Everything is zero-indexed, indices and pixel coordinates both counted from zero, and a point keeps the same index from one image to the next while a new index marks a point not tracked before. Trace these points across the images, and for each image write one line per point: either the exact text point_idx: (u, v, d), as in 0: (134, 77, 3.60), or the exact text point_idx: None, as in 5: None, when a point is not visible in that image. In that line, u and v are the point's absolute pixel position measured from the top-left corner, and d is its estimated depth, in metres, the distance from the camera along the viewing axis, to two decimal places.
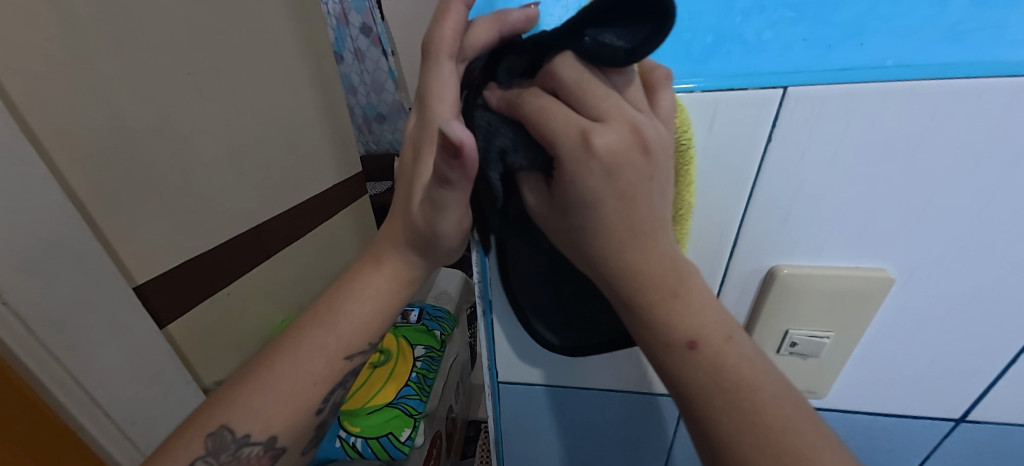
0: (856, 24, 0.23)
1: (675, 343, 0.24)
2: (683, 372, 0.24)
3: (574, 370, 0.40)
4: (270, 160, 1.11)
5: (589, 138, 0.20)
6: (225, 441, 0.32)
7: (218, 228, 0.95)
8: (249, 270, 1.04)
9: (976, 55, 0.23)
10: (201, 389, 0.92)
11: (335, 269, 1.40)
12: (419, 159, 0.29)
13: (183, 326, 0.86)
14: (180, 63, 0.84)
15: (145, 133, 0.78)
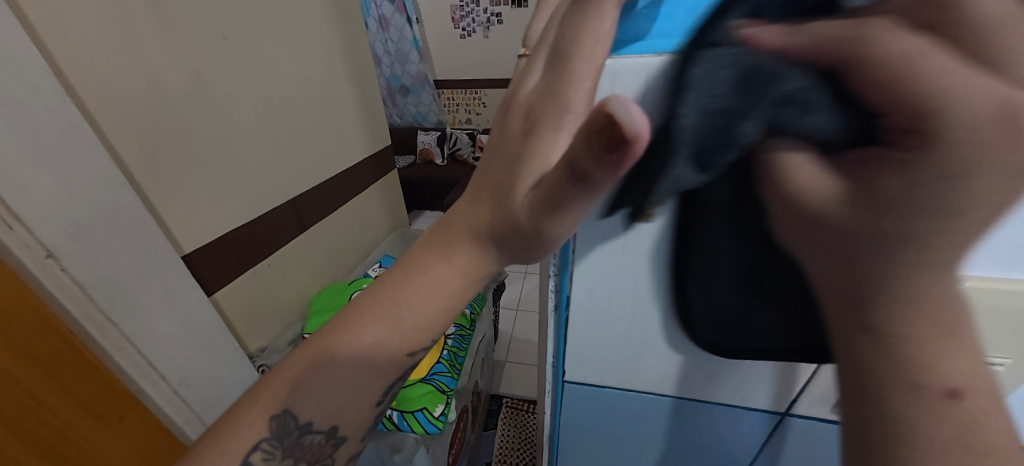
0: None
1: (930, 390, 0.18)
2: (926, 424, 0.18)
3: (659, 379, 0.38)
4: (304, 131, 1.09)
5: (1018, 119, 0.15)
6: (288, 425, 0.33)
7: (257, 200, 0.95)
8: (287, 243, 1.05)
9: None
10: (247, 356, 0.95)
11: (365, 243, 1.41)
12: (530, 135, 0.22)
13: (227, 294, 0.88)
14: (216, 26, 0.81)
15: (187, 102, 0.77)
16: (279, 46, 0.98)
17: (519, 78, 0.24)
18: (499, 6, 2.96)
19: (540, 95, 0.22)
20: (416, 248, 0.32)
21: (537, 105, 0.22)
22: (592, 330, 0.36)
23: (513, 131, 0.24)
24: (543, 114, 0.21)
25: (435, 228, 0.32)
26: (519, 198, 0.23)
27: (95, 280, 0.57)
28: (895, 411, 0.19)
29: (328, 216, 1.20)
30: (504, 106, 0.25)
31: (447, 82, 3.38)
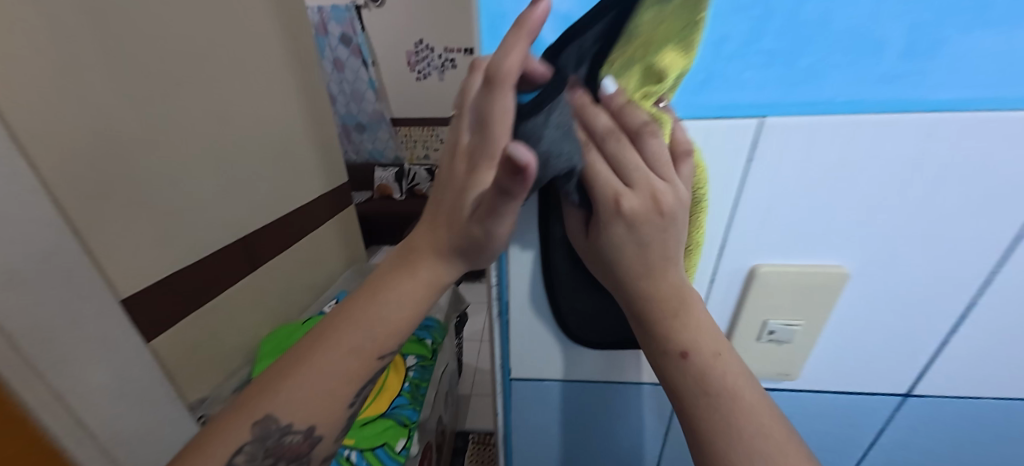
0: (921, 53, 0.22)
1: (669, 352, 0.27)
2: (680, 383, 0.26)
3: (596, 364, 0.41)
4: (258, 170, 1.10)
5: (618, 202, 0.25)
6: (269, 428, 0.36)
7: (205, 240, 0.94)
8: (236, 284, 1.03)
9: (994, 90, 0.23)
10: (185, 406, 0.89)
11: (320, 280, 1.39)
12: (475, 173, 0.29)
13: (168, 340, 0.84)
14: (170, 74, 0.84)
15: (135, 143, 0.78)
16: (234, 90, 1.01)
17: (455, 133, 0.30)
18: (453, 52, 3.16)
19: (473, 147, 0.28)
20: (384, 268, 0.37)
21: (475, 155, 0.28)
22: (529, 329, 0.39)
23: (457, 170, 0.30)
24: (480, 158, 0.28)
25: (399, 250, 0.37)
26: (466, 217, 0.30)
27: (29, 329, 0.54)
28: (667, 378, 0.27)
29: (280, 255, 1.19)
30: (449, 155, 0.31)
31: (404, 121, 3.48)
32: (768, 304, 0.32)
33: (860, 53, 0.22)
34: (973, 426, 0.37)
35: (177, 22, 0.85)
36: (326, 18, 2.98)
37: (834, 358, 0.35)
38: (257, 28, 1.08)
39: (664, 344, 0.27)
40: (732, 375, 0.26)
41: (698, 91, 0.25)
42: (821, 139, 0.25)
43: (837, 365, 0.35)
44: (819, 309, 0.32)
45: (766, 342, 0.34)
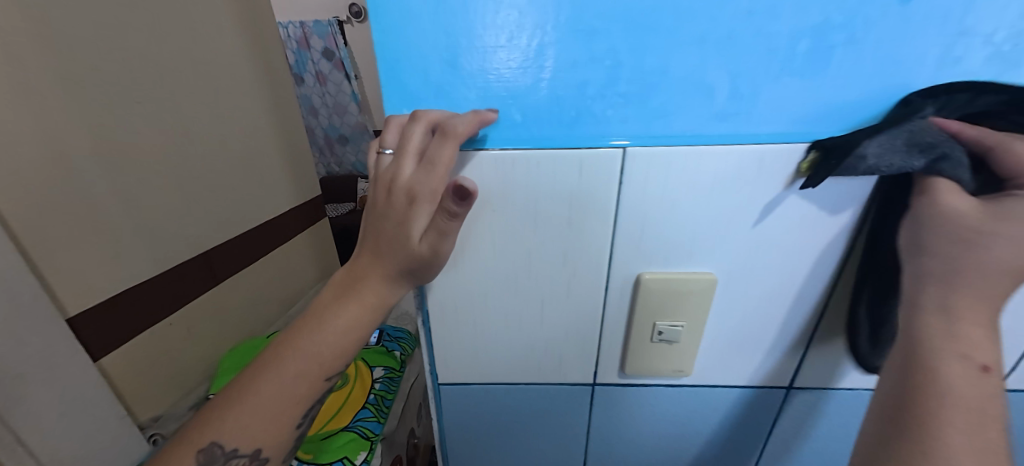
0: (747, 96, 0.29)
1: (972, 361, 0.22)
2: (938, 386, 0.21)
3: (529, 369, 0.44)
4: (224, 187, 1.12)
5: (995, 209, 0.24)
6: (214, 456, 0.37)
7: (161, 256, 0.95)
8: (195, 300, 1.02)
9: (833, 116, 0.29)
10: (137, 425, 0.88)
11: (291, 295, 1.39)
12: (412, 205, 0.31)
13: (118, 358, 0.84)
14: (126, 96, 0.86)
15: (88, 164, 0.80)
16: (199, 109, 1.04)
17: (393, 170, 0.31)
18: None
19: (416, 181, 0.30)
20: (327, 297, 0.38)
21: (414, 190, 0.30)
22: (448, 342, 0.42)
23: (388, 201, 0.31)
24: (419, 187, 0.30)
25: (341, 280, 0.38)
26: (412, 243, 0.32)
27: None
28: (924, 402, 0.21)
29: (245, 270, 1.18)
30: (382, 190, 0.32)
31: None
32: (652, 309, 0.38)
33: (699, 90, 0.29)
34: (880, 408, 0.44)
35: (135, 47, 0.88)
36: (308, 32, 3.02)
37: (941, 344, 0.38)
38: (222, 49, 1.10)
39: (948, 388, 0.21)
40: (977, 394, 0.21)
41: (570, 126, 0.31)
42: (678, 166, 0.31)
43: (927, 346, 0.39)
44: (697, 309, 0.38)
45: (659, 341, 0.39)
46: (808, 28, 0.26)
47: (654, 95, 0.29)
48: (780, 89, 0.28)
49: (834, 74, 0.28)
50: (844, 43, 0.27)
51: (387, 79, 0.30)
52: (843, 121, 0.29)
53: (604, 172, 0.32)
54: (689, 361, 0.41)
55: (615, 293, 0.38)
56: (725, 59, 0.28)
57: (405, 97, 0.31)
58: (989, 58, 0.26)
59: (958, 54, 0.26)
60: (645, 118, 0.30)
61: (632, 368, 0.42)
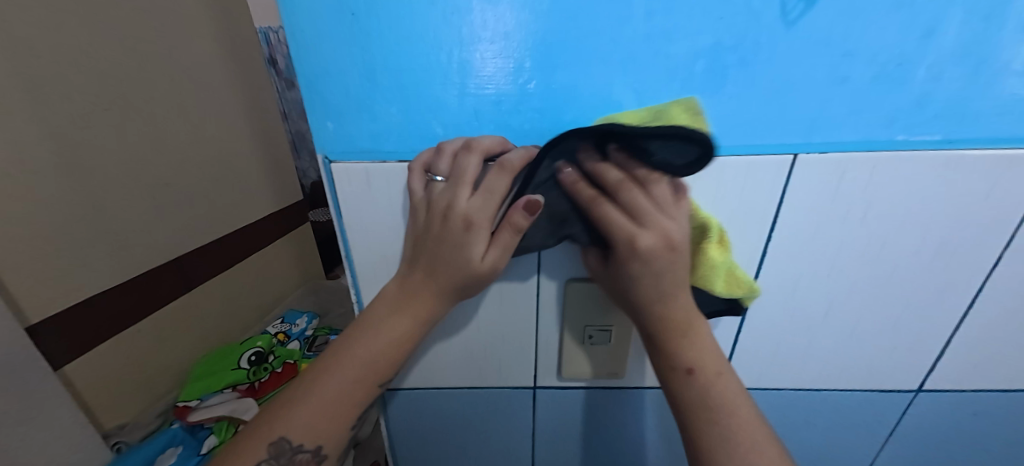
0: (852, 101, 0.27)
1: (677, 369, 0.28)
2: (681, 392, 0.28)
3: (504, 367, 0.39)
4: (192, 176, 1.00)
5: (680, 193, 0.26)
6: (284, 450, 0.29)
7: (117, 250, 0.83)
8: (165, 306, 0.93)
9: (954, 133, 0.28)
10: (101, 435, 0.79)
11: (269, 301, 1.26)
12: (469, 227, 0.25)
13: (84, 366, 0.76)
14: (79, 63, 0.76)
15: (30, 136, 0.69)
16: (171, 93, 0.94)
17: (448, 196, 0.26)
18: None
19: (471, 210, 0.25)
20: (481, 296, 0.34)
21: (472, 215, 0.25)
22: (443, 350, 0.38)
23: (423, 223, 0.27)
24: (475, 208, 0.25)
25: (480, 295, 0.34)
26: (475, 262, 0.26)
27: None
28: (677, 397, 0.28)
29: (220, 274, 1.07)
30: (433, 217, 0.26)
31: None
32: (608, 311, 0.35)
33: (832, 87, 0.27)
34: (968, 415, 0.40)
35: (95, 13, 0.78)
36: None
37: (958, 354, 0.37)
38: (193, 27, 1.01)
39: (671, 360, 0.28)
40: (722, 391, 0.27)
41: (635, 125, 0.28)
42: (733, 179, 0.29)
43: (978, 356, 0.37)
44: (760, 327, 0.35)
45: (590, 345, 0.37)
46: (705, 49, 0.26)
47: (764, 99, 0.27)
48: (857, 94, 0.27)
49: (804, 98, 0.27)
50: (738, 64, 0.26)
51: (313, 108, 0.27)
52: (926, 127, 0.28)
53: (715, 184, 0.29)
54: (619, 363, 0.39)
55: (547, 293, 0.35)
56: (629, 76, 0.27)
57: (341, 134, 0.28)
58: (876, 76, 0.26)
59: (926, 93, 0.27)
60: (750, 125, 0.28)
61: (569, 371, 0.39)
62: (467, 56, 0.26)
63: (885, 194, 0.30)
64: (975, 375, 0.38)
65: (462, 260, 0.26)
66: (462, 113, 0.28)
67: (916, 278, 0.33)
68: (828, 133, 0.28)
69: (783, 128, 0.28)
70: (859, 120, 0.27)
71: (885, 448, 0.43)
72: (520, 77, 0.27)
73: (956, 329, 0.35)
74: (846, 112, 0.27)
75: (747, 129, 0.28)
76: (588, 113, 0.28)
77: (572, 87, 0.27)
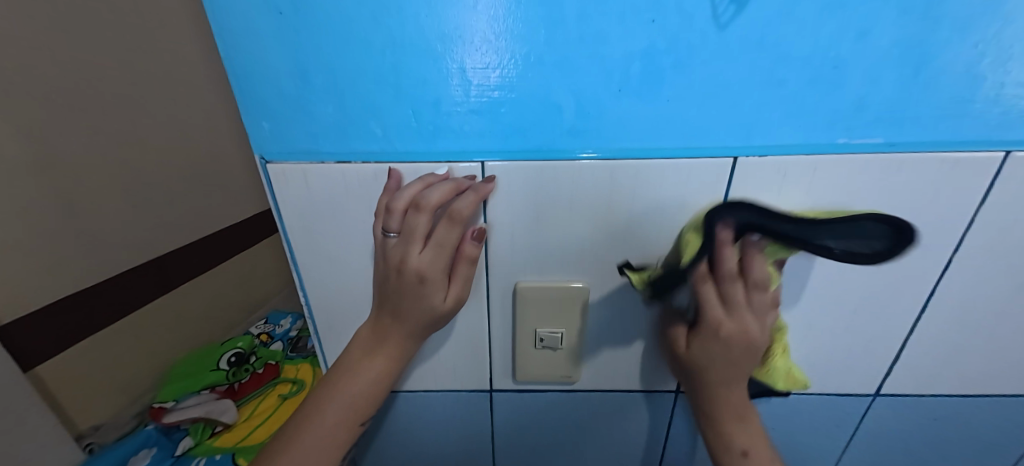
0: (791, 105, 0.27)
1: (732, 449, 0.29)
2: None
3: (485, 371, 0.39)
4: (173, 180, 1.00)
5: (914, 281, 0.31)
6: None
7: (91, 255, 0.83)
8: (142, 307, 0.93)
9: (898, 135, 0.28)
10: (75, 436, 0.80)
11: (254, 303, 1.26)
12: (425, 283, 0.27)
13: (57, 366, 0.77)
14: (51, 69, 0.75)
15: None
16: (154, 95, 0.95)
17: (400, 251, 0.27)
18: None
19: (422, 266, 0.27)
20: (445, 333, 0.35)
21: (424, 271, 0.27)
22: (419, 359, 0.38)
23: (388, 279, 0.28)
24: (429, 265, 0.27)
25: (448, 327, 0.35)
26: (439, 306, 0.28)
27: None
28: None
29: (201, 276, 1.07)
30: (389, 273, 0.28)
31: None
32: (558, 315, 0.35)
33: (767, 90, 0.27)
34: (941, 418, 0.40)
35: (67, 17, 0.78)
36: None
37: (922, 358, 0.37)
38: (172, 28, 1.00)
39: (728, 440, 0.29)
40: None
41: (581, 126, 0.28)
42: (657, 174, 0.29)
43: (942, 360, 0.37)
44: None
45: (542, 348, 0.36)
46: (640, 51, 0.26)
47: (705, 102, 0.27)
48: (799, 99, 0.27)
49: (740, 102, 0.27)
50: (673, 67, 0.26)
51: (247, 108, 0.27)
52: (876, 131, 0.27)
53: (651, 187, 0.30)
54: (575, 367, 0.38)
55: (499, 295, 0.35)
56: (566, 79, 0.27)
57: (279, 134, 0.28)
58: (810, 79, 0.26)
59: (864, 96, 0.26)
60: (694, 127, 0.28)
61: (524, 376, 0.38)
62: (406, 55, 0.26)
63: (830, 196, 0.30)
64: (932, 379, 0.38)
65: (427, 309, 0.28)
66: (400, 114, 0.28)
67: (865, 281, 0.33)
68: (766, 136, 0.28)
69: (721, 131, 0.28)
70: (798, 122, 0.27)
71: (847, 450, 0.43)
72: (458, 79, 0.27)
73: (909, 332, 0.35)
74: (784, 115, 0.27)
75: (684, 132, 0.28)
76: (528, 114, 0.28)
77: (510, 90, 0.27)
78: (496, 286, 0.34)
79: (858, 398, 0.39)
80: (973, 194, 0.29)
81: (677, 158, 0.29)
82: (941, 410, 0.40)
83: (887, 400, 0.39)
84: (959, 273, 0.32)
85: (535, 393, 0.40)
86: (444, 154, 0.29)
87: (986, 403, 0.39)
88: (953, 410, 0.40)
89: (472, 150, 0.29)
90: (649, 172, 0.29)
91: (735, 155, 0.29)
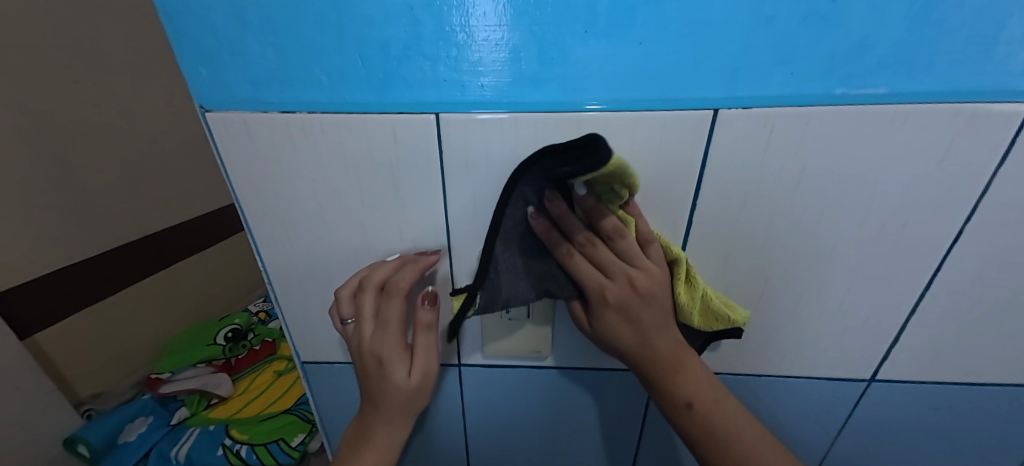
0: (781, 48, 0.23)
1: (677, 405, 0.27)
2: (685, 427, 0.28)
3: (456, 345, 0.38)
4: (170, 157, 1.01)
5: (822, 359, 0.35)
6: None
7: (88, 229, 0.85)
8: (138, 281, 0.95)
9: (906, 85, 0.24)
10: (75, 403, 0.83)
11: (257, 281, 1.27)
12: (385, 363, 0.28)
13: (54, 335, 0.80)
14: (42, 45, 0.76)
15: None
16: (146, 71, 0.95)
17: (356, 336, 0.29)
18: None
19: (375, 346, 0.28)
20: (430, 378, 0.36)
21: (378, 351, 0.28)
22: None
23: (361, 367, 0.30)
24: (380, 345, 0.28)
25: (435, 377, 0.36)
26: (403, 382, 0.29)
27: None
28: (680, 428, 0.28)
29: (200, 253, 1.09)
30: (356, 358, 0.30)
31: None
32: None
33: (753, 31, 0.23)
34: (942, 408, 0.37)
35: None
36: None
37: (924, 341, 0.33)
38: None
39: (674, 396, 0.27)
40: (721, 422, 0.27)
41: (543, 75, 0.26)
42: (627, 129, 0.27)
43: (944, 345, 0.34)
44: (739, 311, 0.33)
45: (509, 321, 0.35)
46: None
47: (682, 44, 0.24)
48: (792, 40, 0.23)
49: (723, 44, 0.24)
50: (644, 2, 0.23)
51: (181, 52, 0.25)
52: (880, 81, 0.24)
53: (620, 146, 0.27)
54: (546, 341, 0.36)
55: (463, 262, 0.33)
56: (525, 18, 0.24)
57: (218, 82, 0.26)
58: (806, 16, 0.22)
59: (870, 37, 0.23)
60: (669, 75, 0.25)
61: (492, 349, 0.37)
62: None
63: (824, 156, 0.26)
64: (933, 366, 0.35)
65: (393, 387, 0.29)
66: (345, 61, 0.25)
67: (860, 254, 0.30)
68: (753, 86, 0.25)
69: (700, 80, 0.25)
70: (790, 70, 0.24)
71: (839, 439, 0.40)
72: (407, 20, 0.24)
73: (912, 310, 0.32)
74: (773, 61, 0.24)
75: (660, 83, 0.25)
76: (485, 62, 0.25)
77: (462, 30, 0.24)
78: (460, 253, 0.33)
79: (854, 383, 0.36)
80: (991, 152, 0.25)
81: (650, 111, 0.26)
82: (940, 399, 0.37)
83: (885, 386, 0.36)
84: (970, 245, 0.29)
85: (505, 367, 0.39)
86: (395, 107, 0.27)
87: (994, 392, 0.36)
88: (956, 399, 0.37)
89: (425, 103, 0.27)
90: (619, 129, 0.27)
91: (716, 107, 0.26)
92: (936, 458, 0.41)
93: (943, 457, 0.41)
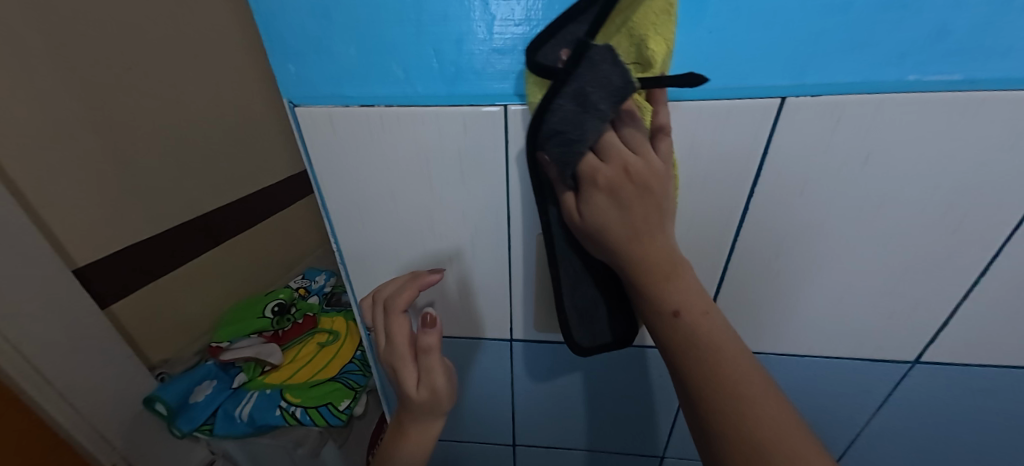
0: (855, 34, 0.23)
1: (662, 311, 0.23)
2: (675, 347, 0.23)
3: (508, 321, 0.41)
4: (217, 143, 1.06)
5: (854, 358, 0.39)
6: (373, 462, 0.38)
7: (154, 212, 0.92)
8: (196, 257, 1.02)
9: (985, 70, 0.24)
10: (148, 367, 0.92)
11: (295, 261, 1.35)
12: (399, 376, 0.32)
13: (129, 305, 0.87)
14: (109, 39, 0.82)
15: (73, 108, 0.77)
16: (186, 55, 0.98)
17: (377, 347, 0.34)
18: None
19: (387, 357, 0.33)
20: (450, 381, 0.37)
21: (389, 363, 0.32)
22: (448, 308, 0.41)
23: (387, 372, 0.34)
24: (389, 358, 0.32)
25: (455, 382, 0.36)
26: (411, 394, 0.32)
27: None
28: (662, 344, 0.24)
29: (246, 232, 1.16)
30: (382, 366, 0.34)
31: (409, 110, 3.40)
32: None
33: (829, 16, 0.23)
34: (976, 392, 0.38)
35: None
36: None
37: (972, 326, 0.34)
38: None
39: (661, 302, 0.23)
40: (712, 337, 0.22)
41: None
42: (692, 119, 0.28)
43: (991, 332, 0.34)
44: (784, 294, 0.35)
45: None
46: None
47: (753, 32, 0.24)
48: (868, 25, 0.23)
49: (796, 31, 0.24)
50: None
51: (272, 49, 0.27)
52: (955, 68, 0.24)
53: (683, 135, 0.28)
54: None
55: (521, 245, 0.35)
56: None
57: (304, 78, 0.28)
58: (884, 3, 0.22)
59: (950, 22, 0.22)
60: (738, 61, 0.25)
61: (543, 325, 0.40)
62: None
63: (889, 144, 0.27)
64: (977, 351, 0.35)
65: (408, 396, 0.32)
66: (420, 55, 0.27)
67: (917, 241, 0.30)
68: (823, 73, 0.25)
69: (769, 67, 0.25)
70: (861, 56, 0.24)
71: (874, 417, 0.42)
72: (480, 14, 0.25)
73: (963, 296, 0.33)
74: (845, 48, 0.24)
75: (727, 71, 0.26)
76: None
77: (533, 23, 0.25)
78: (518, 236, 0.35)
79: (897, 363, 0.37)
80: None
81: (715, 99, 0.27)
82: (976, 383, 0.38)
83: (925, 367, 0.38)
84: None
85: (553, 342, 0.42)
86: (466, 99, 0.28)
87: None
88: (994, 384, 0.38)
89: (494, 93, 0.28)
90: (684, 117, 0.27)
91: (783, 95, 0.26)
92: (972, 438, 0.42)
93: (978, 437, 0.42)
